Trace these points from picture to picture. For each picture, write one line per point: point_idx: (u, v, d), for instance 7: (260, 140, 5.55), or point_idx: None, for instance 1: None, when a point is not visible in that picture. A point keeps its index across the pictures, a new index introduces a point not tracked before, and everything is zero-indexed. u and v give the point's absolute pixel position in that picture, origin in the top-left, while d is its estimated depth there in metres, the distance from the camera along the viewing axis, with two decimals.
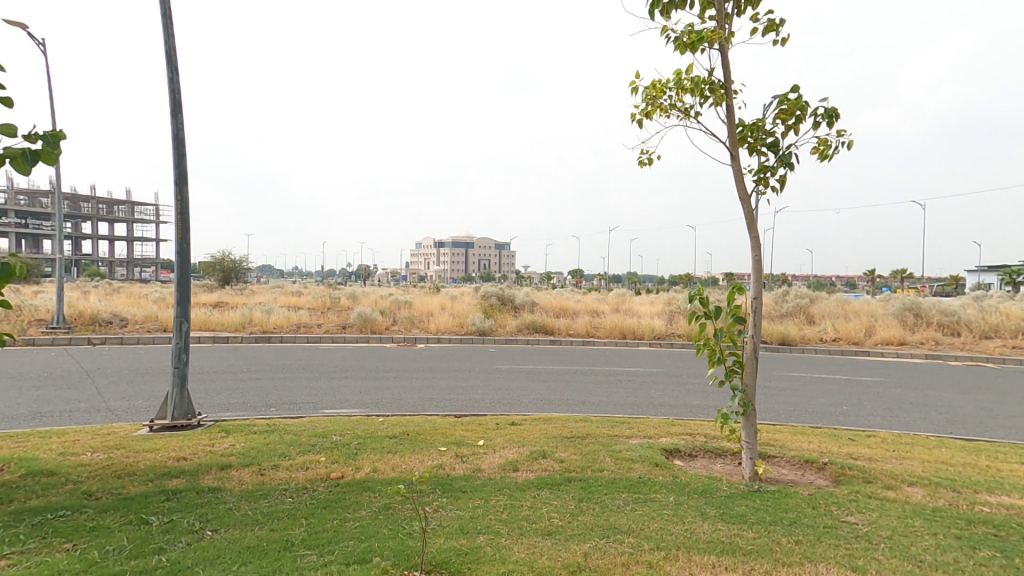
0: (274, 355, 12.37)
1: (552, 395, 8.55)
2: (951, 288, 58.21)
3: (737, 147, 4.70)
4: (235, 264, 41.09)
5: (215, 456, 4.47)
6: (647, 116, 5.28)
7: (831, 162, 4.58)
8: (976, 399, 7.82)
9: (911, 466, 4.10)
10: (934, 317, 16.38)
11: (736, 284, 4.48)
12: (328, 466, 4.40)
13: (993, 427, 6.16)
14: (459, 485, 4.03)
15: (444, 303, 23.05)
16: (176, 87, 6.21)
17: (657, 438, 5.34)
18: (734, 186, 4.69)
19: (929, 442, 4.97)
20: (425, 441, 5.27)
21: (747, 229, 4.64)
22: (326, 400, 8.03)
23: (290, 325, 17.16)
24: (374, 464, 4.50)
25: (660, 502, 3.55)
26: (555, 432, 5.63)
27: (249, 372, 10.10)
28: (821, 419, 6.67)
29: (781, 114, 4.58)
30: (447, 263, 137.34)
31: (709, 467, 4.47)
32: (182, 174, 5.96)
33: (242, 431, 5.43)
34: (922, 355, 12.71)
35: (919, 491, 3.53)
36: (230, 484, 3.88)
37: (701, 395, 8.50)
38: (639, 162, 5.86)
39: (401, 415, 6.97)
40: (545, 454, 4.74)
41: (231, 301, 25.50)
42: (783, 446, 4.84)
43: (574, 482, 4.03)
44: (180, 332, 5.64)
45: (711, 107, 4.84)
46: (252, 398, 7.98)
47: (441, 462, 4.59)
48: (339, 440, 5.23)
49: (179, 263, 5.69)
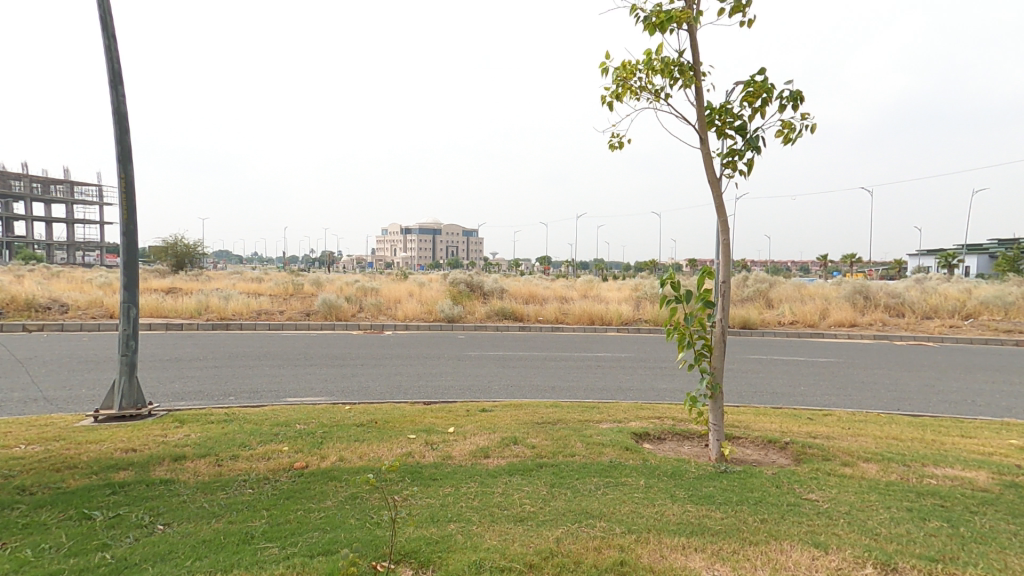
0: (233, 343, 11.87)
1: (522, 381, 8.55)
2: (896, 275, 61.62)
3: (706, 131, 4.69)
4: (190, 249, 39.12)
5: (168, 448, 4.23)
6: (617, 98, 5.20)
7: (796, 145, 4.59)
8: (921, 377, 8.29)
9: (865, 443, 4.28)
10: (882, 299, 17.29)
11: (706, 269, 4.54)
12: (291, 456, 4.23)
13: (936, 403, 6.55)
14: (429, 473, 3.95)
15: (412, 290, 22.70)
16: (115, 55, 5.71)
17: (626, 422, 5.40)
18: (703, 171, 4.70)
19: (881, 419, 5.22)
20: (394, 429, 5.15)
21: (716, 213, 4.67)
22: (289, 389, 7.77)
23: (250, 312, 16.52)
24: (340, 453, 4.35)
25: (631, 485, 3.57)
26: (526, 418, 5.61)
27: (207, 361, 9.66)
28: (782, 400, 6.92)
29: (748, 97, 4.57)
30: (415, 250, 135.30)
31: (677, 449, 4.56)
32: (126, 150, 5.52)
33: (199, 421, 5.16)
34: (871, 336, 13.40)
35: (874, 467, 3.68)
36: (184, 477, 3.67)
37: (667, 379, 8.69)
38: (610, 145, 5.80)
39: (368, 402, 6.80)
40: (517, 440, 4.71)
41: (187, 287, 24.26)
42: (747, 427, 4.97)
43: (545, 467, 4.02)
44: (127, 318, 5.28)
45: (681, 90, 4.81)
46: (209, 388, 7.63)
47: (410, 450, 4.48)
48: (303, 429, 5.04)
49: (124, 246, 5.31)
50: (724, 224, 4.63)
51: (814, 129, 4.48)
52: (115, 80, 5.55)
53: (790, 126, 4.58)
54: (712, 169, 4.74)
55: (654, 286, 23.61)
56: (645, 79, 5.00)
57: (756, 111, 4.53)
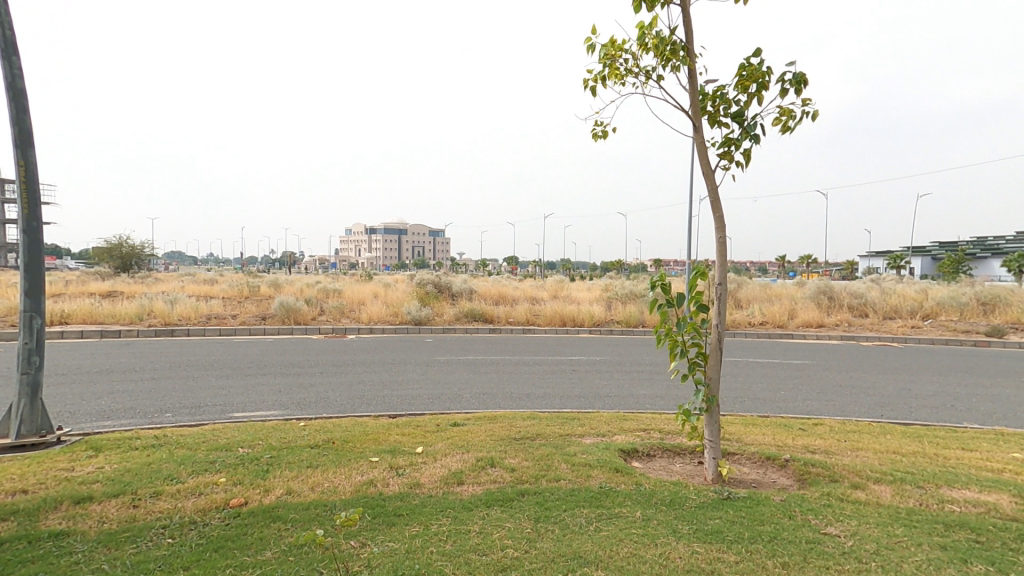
0: (177, 351, 10.83)
1: (495, 388, 8.03)
2: (848, 274, 64.49)
3: (699, 118, 4.27)
4: (135, 250, 36.35)
5: (71, 486, 3.49)
6: (602, 81, 4.74)
7: (797, 134, 4.14)
8: (897, 380, 8.26)
9: (868, 459, 3.99)
10: (845, 299, 17.72)
11: (699, 270, 4.16)
12: (227, 490, 3.56)
13: (917, 408, 6.44)
14: (393, 508, 3.38)
15: (377, 291, 21.86)
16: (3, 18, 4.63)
17: (612, 437, 4.99)
18: (696, 163, 4.29)
19: (873, 430, 4.99)
20: (354, 451, 4.53)
21: (710, 208, 4.24)
22: (237, 402, 6.98)
23: (199, 317, 15.28)
24: (288, 484, 3.72)
25: (627, 518, 3.13)
26: (502, 433, 5.10)
27: (144, 371, 8.69)
28: (765, 406, 6.69)
29: (743, 81, 4.12)
30: (380, 249, 132.03)
31: (669, 468, 4.18)
32: (25, 133, 4.65)
33: (119, 447, 4.40)
34: (838, 336, 13.60)
35: (886, 489, 3.35)
36: (84, 526, 2.97)
37: (646, 384, 8.36)
38: (593, 135, 5.35)
39: (327, 418, 6.11)
40: (493, 462, 4.20)
41: (130, 290, 22.61)
42: (741, 441, 4.63)
43: (528, 496, 3.52)
44: (29, 330, 4.48)
45: (672, 73, 4.37)
46: (142, 403, 6.76)
47: (372, 477, 3.90)
48: (246, 453, 4.37)
49: (25, 246, 4.50)
50: (719, 220, 4.22)
51: (818, 117, 3.99)
52: (5, 48, 4.54)
53: (790, 113, 4.10)
54: (706, 161, 4.33)
55: (626, 286, 23.56)
56: (633, 60, 4.55)
57: (753, 98, 4.07)
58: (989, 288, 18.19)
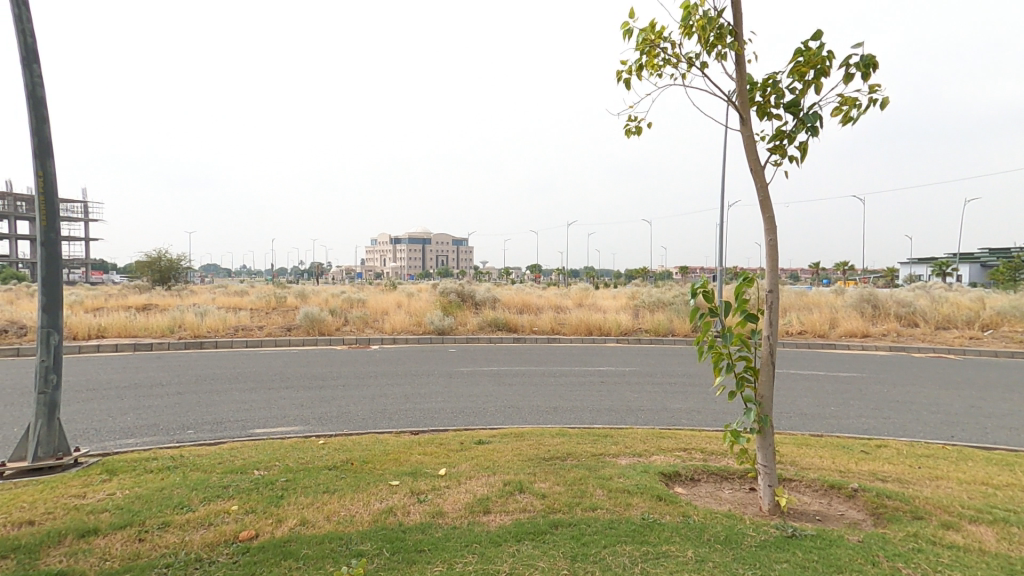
0: (203, 363, 10.85)
1: (521, 402, 7.69)
2: (887, 280, 61.82)
3: (748, 109, 3.88)
4: (172, 264, 37.43)
5: (78, 516, 3.29)
6: (638, 72, 4.40)
7: (860, 125, 3.69)
8: (961, 396, 7.58)
9: (952, 492, 3.52)
10: (891, 308, 16.77)
11: (747, 276, 3.76)
12: (238, 520, 3.32)
13: (992, 431, 5.84)
14: (414, 542, 3.07)
15: (400, 300, 21.82)
16: (26, 27, 4.60)
17: (649, 457, 4.59)
18: (745, 159, 3.89)
19: (950, 455, 4.47)
20: (373, 473, 4.26)
21: (758, 209, 3.83)
22: (259, 418, 6.82)
23: (226, 328, 15.41)
24: (302, 514, 3.45)
25: (677, 558, 2.75)
26: (529, 452, 4.76)
27: (169, 385, 8.67)
28: (817, 423, 6.17)
29: (798, 68, 3.71)
30: (404, 260, 133.55)
31: (717, 496, 3.77)
32: (44, 143, 4.58)
33: (134, 470, 4.22)
34: (886, 346, 12.80)
35: (987, 532, 2.89)
36: (85, 565, 2.77)
37: (680, 397, 7.88)
38: (627, 131, 5.00)
39: (347, 434, 5.88)
40: (521, 486, 3.85)
41: (162, 301, 23.05)
42: (797, 465, 4.18)
43: (562, 529, 3.16)
44: (47, 346, 4.37)
45: (717, 60, 4.00)
46: (165, 419, 6.67)
47: (391, 505, 3.60)
48: (261, 476, 4.14)
49: (42, 260, 4.39)
50: (770, 222, 3.81)
51: (887, 106, 3.55)
52: (27, 56, 4.49)
53: (853, 102, 3.66)
54: (755, 156, 3.93)
55: (652, 294, 22.96)
56: (672, 48, 4.21)
57: (811, 85, 3.67)
58: None
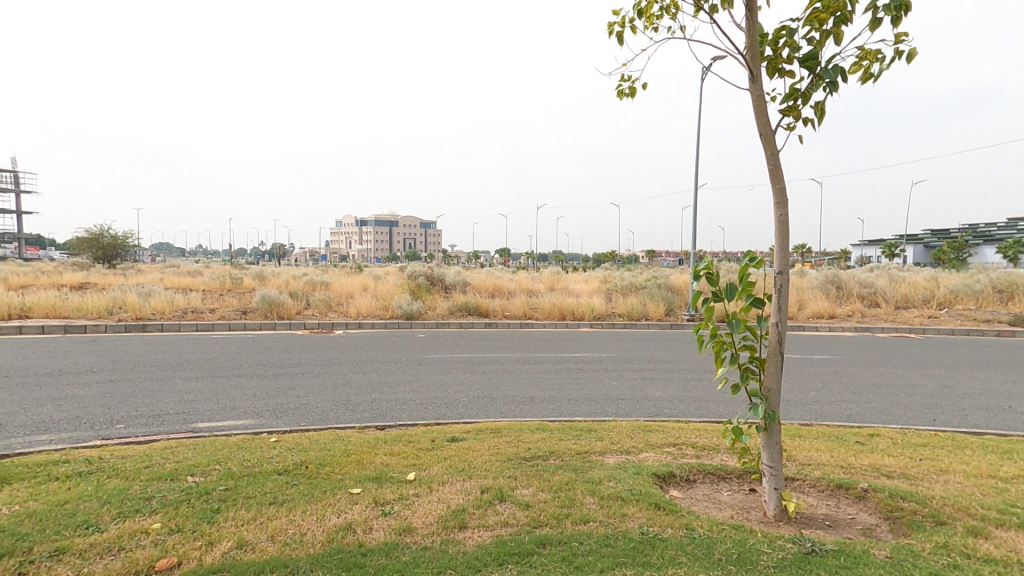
0: (144, 349, 9.88)
1: (495, 391, 7.23)
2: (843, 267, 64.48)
3: (758, 64, 3.43)
4: (117, 242, 34.86)
5: None
6: (634, 24, 3.91)
7: (882, 82, 3.28)
8: (934, 377, 7.61)
9: (967, 488, 3.28)
10: (854, 289, 17.15)
11: (753, 255, 3.32)
12: (157, 544, 2.73)
13: (972, 413, 5.79)
14: (375, 569, 2.57)
15: (366, 283, 20.91)
16: None
17: (638, 455, 4.21)
18: (754, 122, 3.46)
19: (946, 444, 4.29)
20: (330, 479, 3.71)
21: (768, 179, 3.42)
22: (203, 411, 6.10)
23: (174, 311, 14.24)
24: (240, 534, 2.88)
25: None
26: (507, 451, 4.31)
27: (101, 373, 7.76)
28: (802, 410, 5.97)
29: (816, 15, 3.26)
30: (371, 242, 130.14)
31: (716, 500, 3.41)
32: None
33: (34, 478, 3.52)
34: (853, 327, 13.02)
35: (1019, 539, 2.62)
36: None
37: (660, 385, 7.62)
38: (619, 94, 4.53)
39: (304, 430, 5.28)
40: (501, 494, 3.38)
41: (103, 282, 21.23)
42: (798, 462, 3.88)
43: (550, 549, 2.72)
44: None
45: (724, 9, 3.53)
46: (91, 412, 5.87)
47: (351, 519, 3.07)
48: (195, 485, 3.53)
49: None
50: (781, 194, 3.41)
51: (913, 59, 3.15)
52: None
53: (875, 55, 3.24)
54: (766, 119, 3.49)
55: (625, 278, 22.82)
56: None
57: (830, 35, 3.24)
58: (1002, 276, 17.70)
